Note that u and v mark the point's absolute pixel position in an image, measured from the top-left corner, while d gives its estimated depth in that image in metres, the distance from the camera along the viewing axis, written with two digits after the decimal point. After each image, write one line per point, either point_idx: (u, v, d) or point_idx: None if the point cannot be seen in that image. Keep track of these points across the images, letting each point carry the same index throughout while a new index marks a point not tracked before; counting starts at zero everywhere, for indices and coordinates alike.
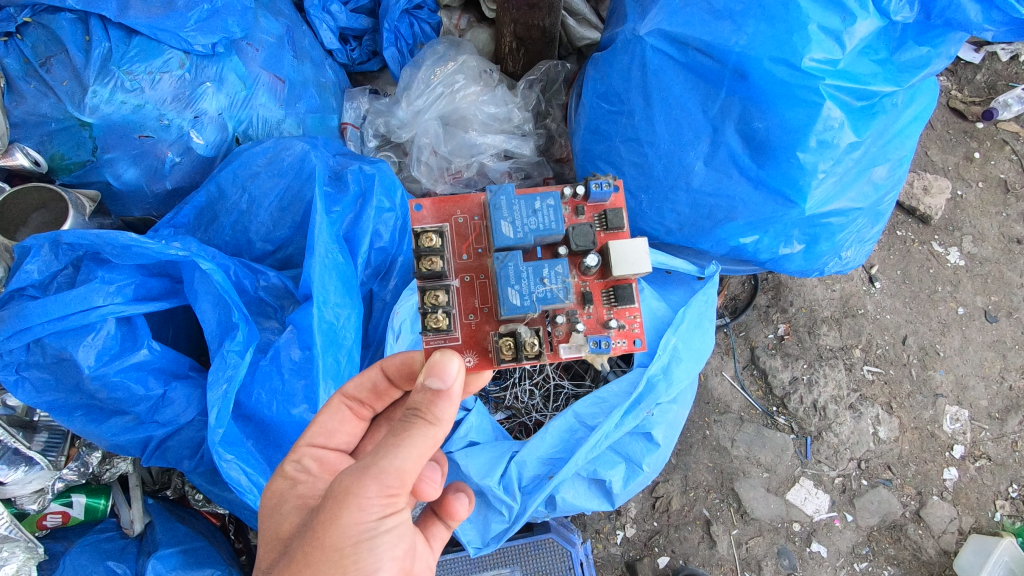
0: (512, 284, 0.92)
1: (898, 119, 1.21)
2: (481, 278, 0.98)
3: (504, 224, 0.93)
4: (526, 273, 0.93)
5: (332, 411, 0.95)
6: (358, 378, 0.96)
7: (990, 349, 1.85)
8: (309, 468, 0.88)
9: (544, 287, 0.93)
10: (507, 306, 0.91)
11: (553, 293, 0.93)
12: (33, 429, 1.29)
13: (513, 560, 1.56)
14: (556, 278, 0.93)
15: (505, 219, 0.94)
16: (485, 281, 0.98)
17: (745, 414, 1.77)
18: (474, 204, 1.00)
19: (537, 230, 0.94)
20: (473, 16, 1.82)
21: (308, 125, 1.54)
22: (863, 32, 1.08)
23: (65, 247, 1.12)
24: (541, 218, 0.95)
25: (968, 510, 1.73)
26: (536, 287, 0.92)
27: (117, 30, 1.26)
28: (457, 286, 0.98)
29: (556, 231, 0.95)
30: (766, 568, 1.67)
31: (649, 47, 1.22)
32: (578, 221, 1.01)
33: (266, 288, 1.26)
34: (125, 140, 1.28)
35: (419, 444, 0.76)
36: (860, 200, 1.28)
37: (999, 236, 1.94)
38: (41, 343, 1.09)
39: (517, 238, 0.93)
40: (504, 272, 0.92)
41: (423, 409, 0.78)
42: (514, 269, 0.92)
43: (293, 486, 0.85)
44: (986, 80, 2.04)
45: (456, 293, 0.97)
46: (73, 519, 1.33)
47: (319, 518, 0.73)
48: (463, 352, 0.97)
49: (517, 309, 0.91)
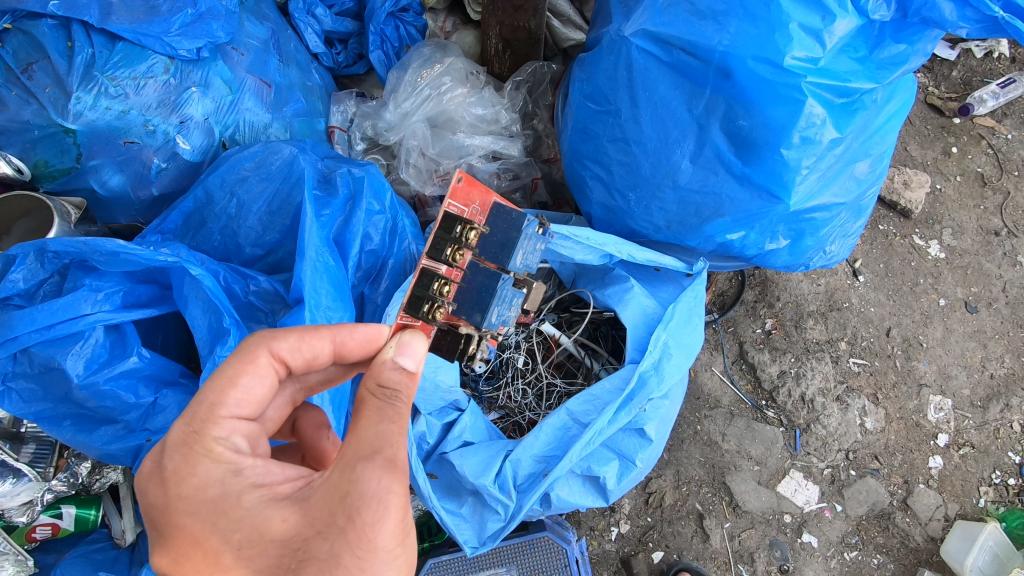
0: (499, 305, 1.06)
1: (878, 115, 1.24)
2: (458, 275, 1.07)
3: (520, 253, 1.07)
4: (508, 299, 1.09)
5: (258, 372, 0.77)
6: (294, 344, 0.79)
7: (971, 339, 1.89)
8: (241, 446, 0.74)
9: (509, 313, 1.12)
10: (490, 321, 1.05)
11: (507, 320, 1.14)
12: (20, 441, 1.26)
13: (509, 560, 1.56)
14: (516, 307, 1.13)
15: (522, 249, 1.07)
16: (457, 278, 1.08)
17: (735, 409, 1.79)
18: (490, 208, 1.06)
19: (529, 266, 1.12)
20: (458, 18, 1.84)
21: (295, 129, 1.54)
22: (842, 31, 1.10)
23: (50, 255, 1.11)
24: (532, 255, 1.12)
25: (954, 497, 1.77)
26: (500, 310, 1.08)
27: (101, 36, 1.25)
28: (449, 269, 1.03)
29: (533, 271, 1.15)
30: (758, 560, 1.70)
31: (634, 48, 1.23)
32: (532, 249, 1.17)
33: (256, 292, 1.24)
34: (109, 146, 1.27)
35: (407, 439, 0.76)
36: (843, 195, 1.31)
37: (978, 228, 1.99)
38: (28, 352, 1.08)
39: (518, 268, 1.09)
40: (501, 294, 1.05)
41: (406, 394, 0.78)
42: (505, 293, 1.06)
43: (236, 472, 0.72)
44: (961, 76, 2.09)
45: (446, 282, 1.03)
46: (63, 531, 1.32)
47: (365, 521, 0.68)
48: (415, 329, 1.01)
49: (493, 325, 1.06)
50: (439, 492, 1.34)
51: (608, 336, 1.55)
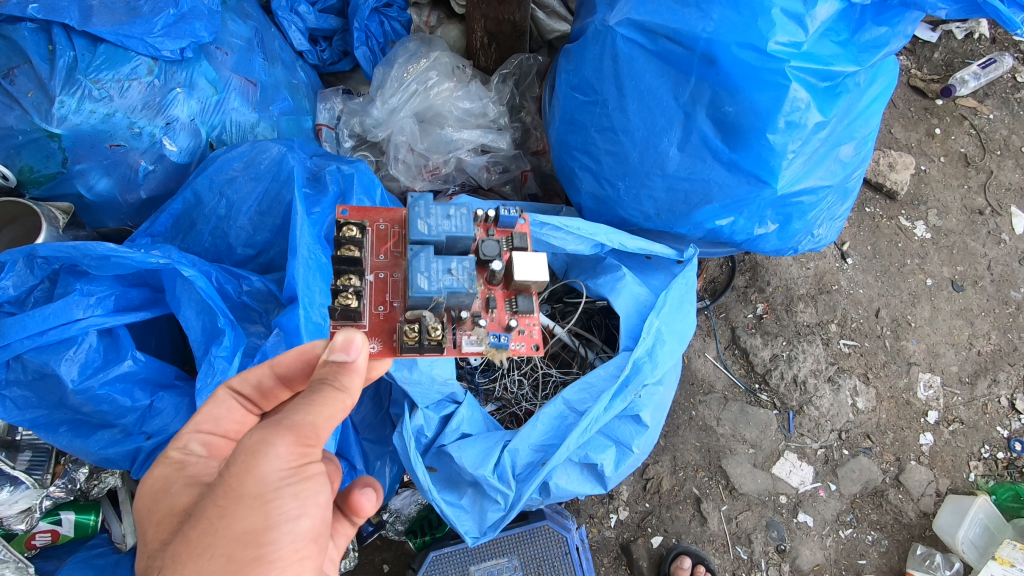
0: (419, 272, 0.90)
1: (861, 98, 1.26)
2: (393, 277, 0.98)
3: (419, 222, 0.94)
4: (435, 264, 0.90)
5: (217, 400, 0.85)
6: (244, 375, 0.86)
7: (958, 317, 1.92)
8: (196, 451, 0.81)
9: (451, 278, 0.90)
10: (414, 290, 0.88)
11: (459, 284, 0.90)
12: (15, 449, 1.25)
13: (510, 550, 1.58)
14: (463, 271, 0.91)
15: (420, 219, 0.94)
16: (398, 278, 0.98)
17: (728, 393, 1.81)
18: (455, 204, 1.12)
19: (451, 232, 0.93)
20: (442, 13, 1.84)
21: (282, 128, 1.54)
22: (824, 15, 1.12)
23: (40, 261, 1.10)
24: (453, 222, 0.94)
25: (945, 472, 1.80)
26: (463, 277, 0.91)
27: (82, 38, 1.23)
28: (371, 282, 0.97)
29: (466, 234, 0.94)
30: (756, 541, 1.72)
31: (619, 37, 1.24)
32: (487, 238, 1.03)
33: (250, 292, 1.24)
34: (95, 150, 1.26)
35: (333, 411, 0.74)
36: (828, 178, 1.32)
37: (962, 208, 2.01)
38: (21, 359, 1.07)
39: (429, 235, 0.93)
40: (414, 263, 0.90)
41: (331, 378, 0.76)
42: (423, 261, 0.90)
43: (179, 469, 0.78)
44: (943, 58, 2.12)
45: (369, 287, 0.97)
46: (63, 537, 1.31)
47: (231, 472, 0.69)
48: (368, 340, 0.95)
49: (423, 293, 0.88)
50: (438, 485, 1.34)
51: (602, 325, 1.57)
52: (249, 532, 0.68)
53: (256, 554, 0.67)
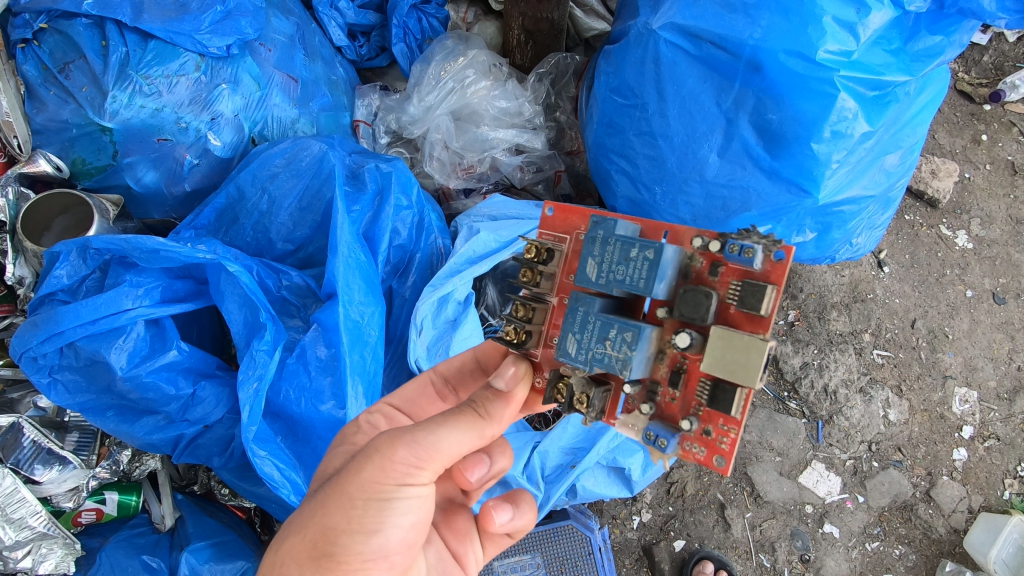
0: (574, 331, 0.80)
1: (910, 107, 1.22)
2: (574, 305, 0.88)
3: (591, 262, 0.80)
4: (593, 324, 0.79)
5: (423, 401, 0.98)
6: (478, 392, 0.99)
7: (999, 331, 1.87)
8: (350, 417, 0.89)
9: (603, 348, 0.78)
10: (562, 353, 0.80)
11: (610, 360, 0.77)
12: (65, 430, 1.31)
13: (533, 548, 1.63)
14: (622, 346, 0.77)
15: (593, 257, 0.80)
16: None
17: (757, 400, 1.80)
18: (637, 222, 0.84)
19: (621, 284, 0.77)
20: (480, 10, 1.86)
21: (322, 124, 1.55)
22: (876, 23, 1.09)
23: (92, 252, 1.15)
24: (630, 268, 0.77)
25: (978, 489, 1.77)
26: (619, 353, 0.77)
27: (134, 35, 1.28)
28: (552, 306, 0.88)
29: (645, 290, 0.75)
30: (779, 550, 1.72)
31: (662, 41, 1.23)
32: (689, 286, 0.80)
33: (289, 287, 1.27)
34: (143, 144, 1.30)
35: (463, 428, 0.76)
36: (872, 188, 1.30)
37: (1008, 218, 1.94)
38: (73, 346, 1.12)
39: (598, 283, 0.79)
40: (572, 317, 0.80)
41: (480, 404, 0.79)
42: (582, 318, 0.80)
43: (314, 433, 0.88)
44: (993, 61, 2.02)
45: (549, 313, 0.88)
46: (106, 515, 1.37)
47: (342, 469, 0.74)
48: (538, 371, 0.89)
49: (571, 359, 0.80)
50: None
51: None
52: (329, 531, 0.72)
53: (327, 553, 0.71)
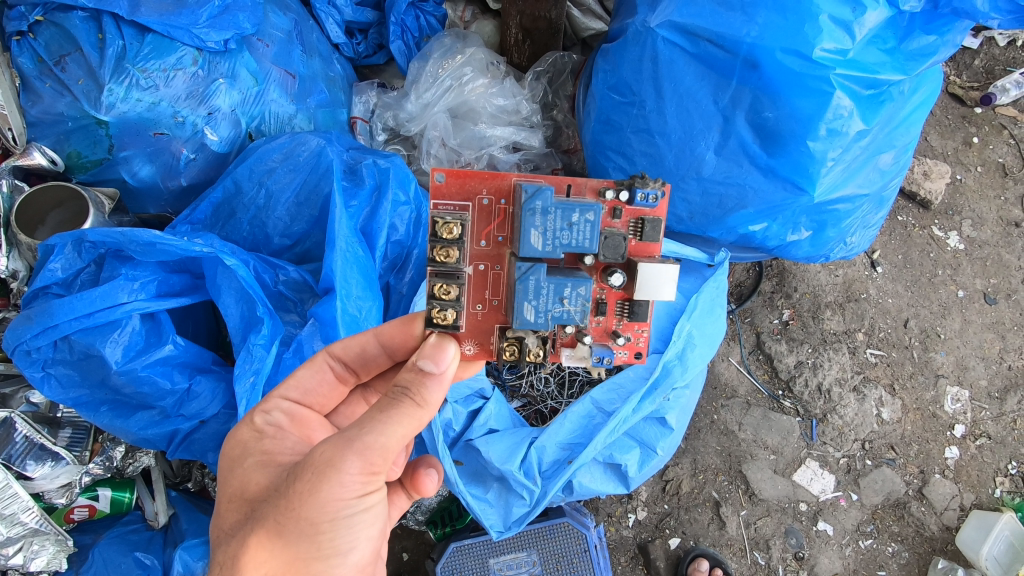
0: (529, 298, 0.87)
1: (905, 106, 1.24)
2: (496, 270, 0.91)
3: (534, 233, 0.85)
4: (546, 288, 0.87)
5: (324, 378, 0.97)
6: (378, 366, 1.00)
7: (990, 331, 1.89)
8: (277, 421, 0.89)
9: (562, 307, 0.89)
10: (521, 321, 0.87)
11: (570, 314, 0.89)
12: (58, 425, 1.29)
13: (528, 544, 1.62)
14: (576, 300, 0.89)
15: (536, 228, 0.85)
16: (500, 271, 0.91)
17: (751, 399, 1.80)
18: (541, 179, 0.89)
19: (568, 246, 0.86)
20: (477, 8, 1.84)
21: (319, 120, 1.55)
22: (872, 22, 1.11)
23: (87, 246, 1.14)
24: (574, 233, 0.86)
25: (970, 487, 1.79)
26: (575, 307, 0.89)
27: (130, 28, 1.27)
28: (470, 275, 0.91)
29: (589, 248, 0.88)
30: (774, 547, 1.73)
31: (660, 39, 1.23)
32: (611, 227, 0.91)
33: (286, 282, 1.26)
34: (140, 138, 1.29)
35: (404, 424, 0.77)
36: (866, 187, 1.31)
37: (998, 219, 1.97)
38: (68, 339, 1.11)
39: (545, 251, 0.85)
40: (525, 286, 0.86)
41: (413, 390, 0.79)
42: (534, 285, 0.86)
43: (257, 439, 0.86)
44: (983, 65, 2.02)
45: (469, 282, 0.90)
46: (99, 512, 1.36)
47: (297, 489, 0.74)
48: (463, 341, 0.93)
49: (530, 324, 0.88)
50: (465, 477, 1.38)
51: None
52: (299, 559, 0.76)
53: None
